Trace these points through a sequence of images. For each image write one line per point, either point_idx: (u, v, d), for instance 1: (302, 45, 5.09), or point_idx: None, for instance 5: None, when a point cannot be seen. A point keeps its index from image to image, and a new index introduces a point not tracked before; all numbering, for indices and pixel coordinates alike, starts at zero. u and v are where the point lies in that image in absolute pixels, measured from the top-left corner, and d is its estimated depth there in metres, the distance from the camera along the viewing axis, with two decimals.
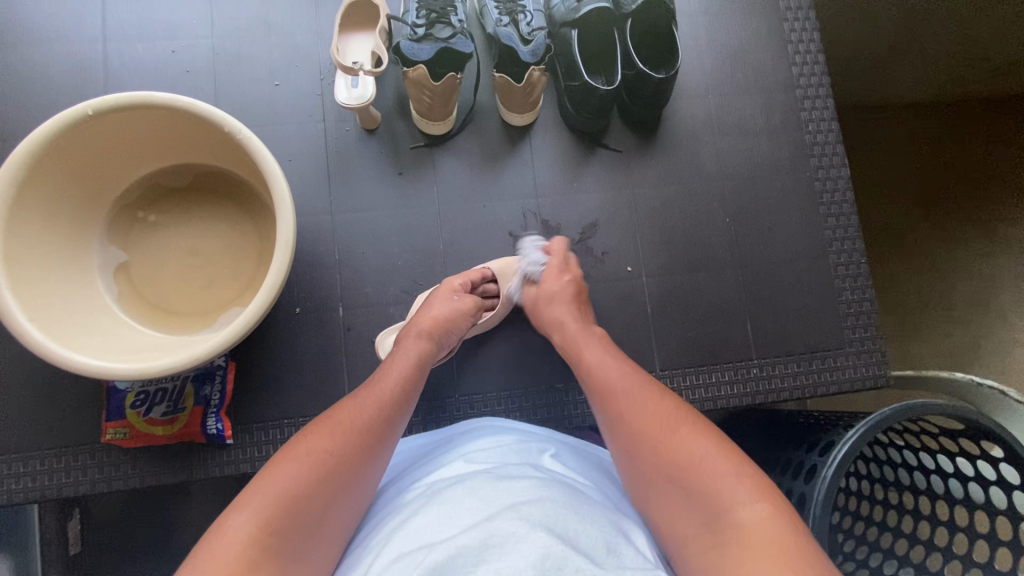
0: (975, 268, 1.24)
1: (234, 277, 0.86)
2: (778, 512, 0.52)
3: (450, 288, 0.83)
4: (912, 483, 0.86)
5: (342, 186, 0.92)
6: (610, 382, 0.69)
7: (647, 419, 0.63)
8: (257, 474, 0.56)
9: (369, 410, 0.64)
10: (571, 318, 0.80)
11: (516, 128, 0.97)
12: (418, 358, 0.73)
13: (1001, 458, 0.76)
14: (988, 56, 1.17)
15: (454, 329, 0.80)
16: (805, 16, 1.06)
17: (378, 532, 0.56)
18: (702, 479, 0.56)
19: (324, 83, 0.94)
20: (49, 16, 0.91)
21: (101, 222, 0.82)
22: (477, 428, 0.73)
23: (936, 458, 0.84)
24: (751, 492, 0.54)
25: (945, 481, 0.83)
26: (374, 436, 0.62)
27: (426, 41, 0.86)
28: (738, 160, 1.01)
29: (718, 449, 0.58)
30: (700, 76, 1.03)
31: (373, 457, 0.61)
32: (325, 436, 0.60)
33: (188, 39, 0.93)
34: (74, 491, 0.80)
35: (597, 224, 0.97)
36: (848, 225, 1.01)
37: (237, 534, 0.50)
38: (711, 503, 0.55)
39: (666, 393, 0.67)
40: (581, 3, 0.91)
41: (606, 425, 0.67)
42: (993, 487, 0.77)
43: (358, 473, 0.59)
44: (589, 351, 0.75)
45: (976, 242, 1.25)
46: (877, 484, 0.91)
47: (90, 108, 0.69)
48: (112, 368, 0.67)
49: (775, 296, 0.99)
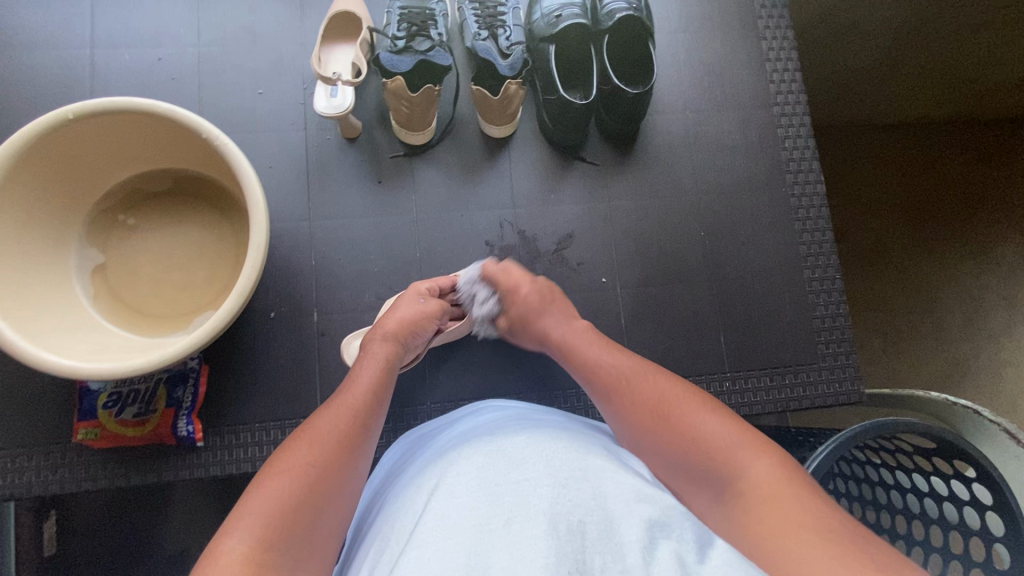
0: (954, 286, 1.25)
1: (211, 281, 0.88)
2: (782, 467, 0.54)
3: (417, 292, 0.84)
4: (890, 502, 0.86)
5: (321, 192, 0.94)
6: (605, 370, 0.69)
7: (648, 399, 0.63)
8: (243, 495, 0.53)
9: (344, 418, 0.62)
10: (555, 316, 0.79)
11: (495, 140, 0.98)
12: (385, 361, 0.73)
13: (973, 479, 0.76)
14: (969, 76, 1.19)
15: (420, 332, 0.80)
16: (783, 35, 1.07)
17: (383, 515, 0.56)
18: (707, 448, 0.57)
19: (306, 92, 0.96)
20: (39, 23, 0.93)
21: (80, 224, 0.84)
22: (465, 415, 0.72)
23: (911, 477, 0.83)
24: (753, 452, 0.55)
25: (921, 501, 0.82)
26: (353, 442, 0.60)
27: (406, 53, 0.88)
28: (715, 175, 1.03)
29: (718, 419, 0.59)
30: (679, 92, 1.04)
31: (356, 460, 0.60)
32: (307, 446, 0.58)
33: (174, 47, 0.95)
34: (44, 490, 0.81)
35: (573, 235, 0.98)
36: (823, 241, 1.02)
37: (231, 557, 0.46)
38: (719, 469, 0.55)
39: (659, 371, 0.68)
40: (559, 19, 0.93)
41: (607, 411, 0.66)
42: (967, 508, 0.77)
43: (343, 479, 0.57)
44: (580, 342, 0.75)
45: (956, 259, 1.26)
46: (856, 502, 0.91)
47: (71, 112, 0.71)
48: (83, 368, 0.68)
49: (749, 311, 1.00)
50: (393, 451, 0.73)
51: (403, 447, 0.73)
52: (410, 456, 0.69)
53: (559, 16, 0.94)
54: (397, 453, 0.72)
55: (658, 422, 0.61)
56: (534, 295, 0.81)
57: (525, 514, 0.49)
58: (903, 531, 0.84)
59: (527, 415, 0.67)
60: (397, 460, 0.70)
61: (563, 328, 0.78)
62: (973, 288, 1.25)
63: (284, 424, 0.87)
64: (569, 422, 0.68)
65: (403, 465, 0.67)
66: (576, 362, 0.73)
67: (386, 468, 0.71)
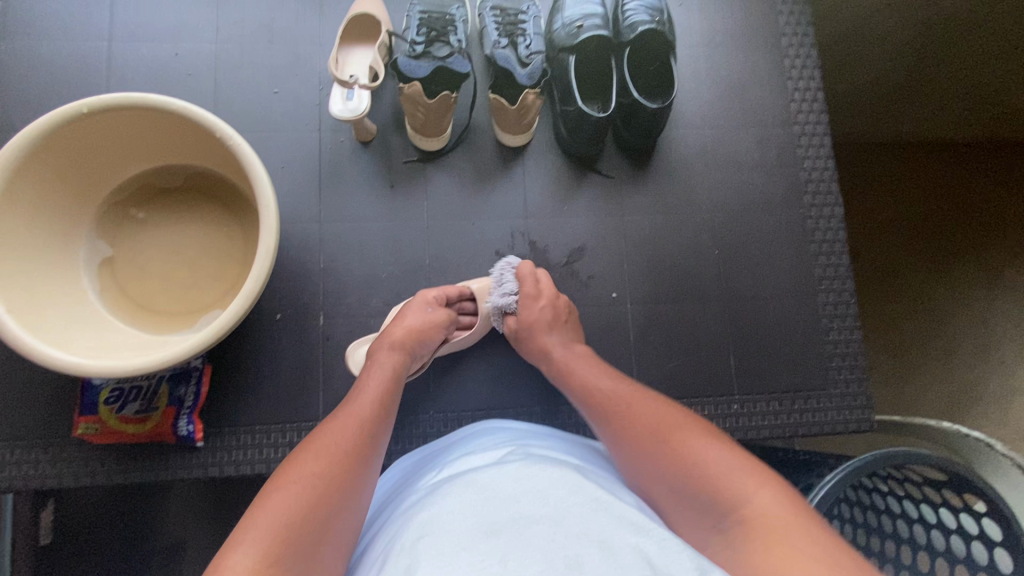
0: (973, 314, 1.22)
1: (219, 280, 0.87)
2: (783, 497, 0.52)
3: (424, 299, 0.83)
4: (895, 532, 0.85)
5: (333, 195, 0.93)
6: (606, 396, 0.69)
7: (648, 425, 0.62)
8: (249, 510, 0.51)
9: (350, 429, 0.61)
10: (557, 342, 0.79)
11: (511, 148, 0.97)
12: (393, 371, 0.72)
13: (982, 512, 0.74)
14: (1000, 101, 1.16)
15: (428, 341, 0.79)
16: (807, 53, 1.06)
17: (383, 538, 0.55)
18: (710, 475, 0.55)
19: (322, 93, 0.95)
20: (59, 13, 0.93)
21: (90, 218, 0.83)
22: (468, 435, 0.72)
23: (919, 508, 0.82)
24: (755, 482, 0.54)
25: (928, 533, 0.81)
26: (360, 454, 0.59)
27: (424, 58, 0.87)
28: (731, 193, 1.01)
29: (718, 447, 0.58)
30: (698, 107, 1.03)
31: (363, 473, 0.58)
32: (314, 459, 0.56)
33: (192, 43, 0.94)
34: (42, 484, 0.81)
35: (585, 248, 0.96)
36: (839, 264, 1.00)
37: (237, 571, 0.45)
38: (721, 496, 0.54)
39: (659, 398, 0.67)
40: (580, 30, 0.92)
41: (608, 439, 0.65)
42: (975, 542, 0.75)
43: (351, 492, 0.56)
44: (582, 369, 0.74)
45: (977, 287, 1.24)
46: (861, 529, 0.89)
47: (85, 107, 0.70)
48: (87, 365, 0.67)
49: (760, 332, 0.98)
50: (390, 474, 0.73)
51: (403, 470, 0.72)
52: (409, 480, 0.68)
53: (580, 26, 0.93)
54: (395, 477, 0.71)
55: (657, 452, 0.60)
56: (548, 310, 0.82)
57: (522, 549, 0.47)
58: (909, 562, 0.82)
59: (528, 441, 0.66)
60: (395, 486, 0.69)
61: (565, 355, 0.77)
62: (995, 315, 1.21)
63: (285, 427, 0.86)
64: (572, 452, 0.66)
65: (402, 489, 0.67)
66: (578, 388, 0.72)
67: (385, 491, 0.70)
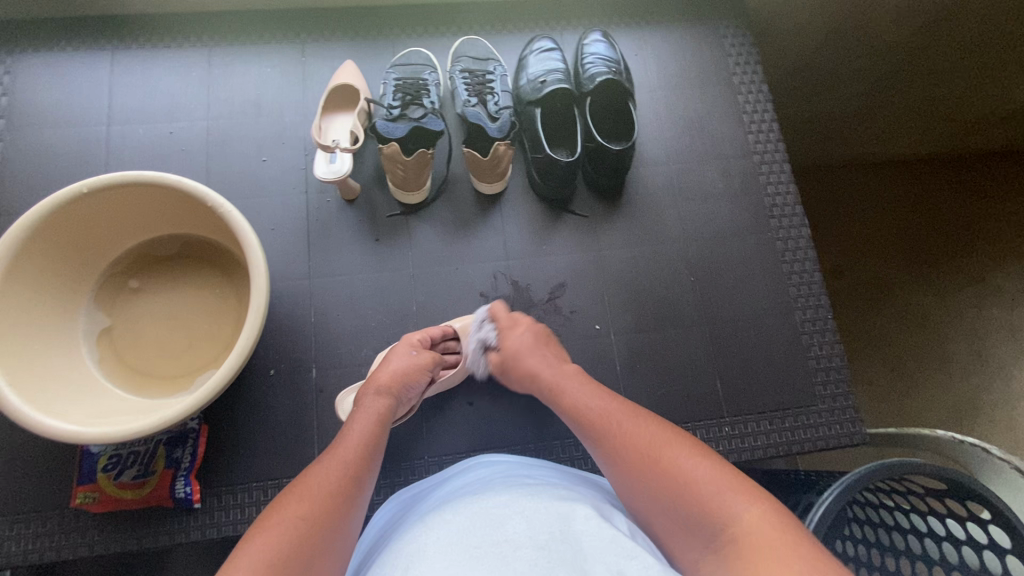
0: (969, 321, 1.26)
1: (212, 341, 0.90)
2: (774, 513, 0.52)
3: (408, 342, 0.86)
4: (908, 548, 0.81)
5: (322, 252, 0.98)
6: (592, 415, 0.68)
7: (635, 443, 0.62)
8: (233, 551, 0.52)
9: (332, 470, 0.62)
10: (547, 360, 0.79)
11: (488, 196, 1.03)
12: (376, 414, 0.73)
13: (989, 519, 0.75)
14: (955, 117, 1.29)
15: (412, 384, 0.81)
16: (757, 89, 1.14)
17: (372, 571, 0.55)
18: (697, 493, 0.55)
19: (308, 158, 1.02)
20: (61, 103, 1.00)
21: (89, 290, 0.87)
22: (458, 471, 0.72)
23: (928, 521, 0.81)
24: (740, 498, 0.53)
25: (939, 546, 0.79)
26: (345, 497, 0.60)
27: (401, 121, 0.93)
28: (699, 224, 1.06)
29: (701, 463, 0.58)
30: (662, 144, 1.10)
31: (346, 515, 0.59)
32: (297, 502, 0.57)
33: (185, 121, 1.01)
34: (39, 558, 0.80)
35: (566, 284, 1.00)
36: (811, 282, 1.04)
37: None
38: (708, 517, 0.53)
39: (646, 415, 0.66)
40: (544, 84, 1.00)
41: (599, 456, 0.65)
42: (986, 552, 0.75)
43: (335, 535, 0.56)
44: (566, 387, 0.73)
45: (968, 295, 1.28)
46: (874, 549, 0.84)
47: (85, 186, 0.76)
48: (84, 433, 0.68)
49: (742, 353, 1.00)
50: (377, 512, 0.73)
51: (392, 505, 0.72)
52: (400, 515, 0.68)
53: (544, 81, 1.01)
54: (386, 512, 0.72)
55: (647, 472, 0.59)
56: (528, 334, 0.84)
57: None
58: None
59: (516, 472, 0.67)
60: (386, 521, 0.69)
61: (553, 372, 0.77)
62: (989, 323, 1.25)
63: (282, 482, 0.87)
64: (558, 477, 0.68)
65: (393, 525, 0.67)
66: (566, 406, 0.71)
67: (378, 526, 0.70)
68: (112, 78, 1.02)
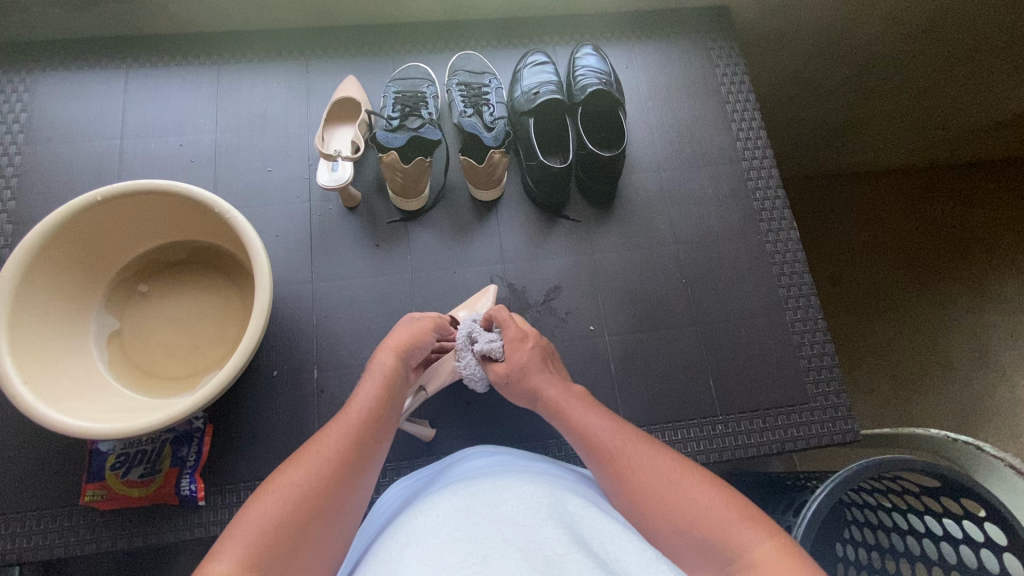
0: (964, 324, 1.27)
1: (218, 343, 0.93)
2: (787, 544, 0.52)
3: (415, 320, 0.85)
4: (907, 549, 0.83)
5: (324, 258, 1.01)
6: (606, 441, 0.69)
7: (651, 472, 0.63)
8: (243, 507, 0.54)
9: (336, 436, 0.63)
10: (553, 386, 0.79)
11: (484, 203, 1.06)
12: (386, 375, 0.74)
13: (983, 517, 0.74)
14: (946, 127, 1.34)
15: (420, 347, 0.81)
16: (745, 99, 1.18)
17: (370, 551, 0.57)
18: (711, 524, 0.56)
19: (311, 168, 1.06)
20: (79, 119, 1.05)
21: (101, 295, 0.91)
22: (458, 461, 0.74)
23: (924, 521, 0.81)
24: (754, 529, 0.54)
25: (938, 546, 0.79)
26: (346, 461, 0.61)
27: (401, 131, 0.98)
28: (691, 228, 1.09)
29: (719, 496, 0.59)
30: (653, 152, 1.14)
31: (349, 478, 0.60)
32: (304, 463, 0.59)
33: (195, 134, 1.06)
34: (48, 555, 0.82)
35: (560, 287, 1.03)
36: (801, 283, 1.07)
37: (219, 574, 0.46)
38: (722, 545, 0.54)
39: (661, 448, 0.68)
40: (537, 95, 1.04)
41: (611, 481, 0.65)
42: (984, 551, 0.74)
43: (337, 498, 0.58)
44: (580, 413, 0.74)
45: (962, 299, 1.30)
46: (874, 552, 0.86)
47: (99, 195, 0.81)
48: (94, 429, 0.71)
49: (734, 352, 1.02)
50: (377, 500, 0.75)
51: (390, 491, 0.75)
52: (397, 500, 0.71)
53: (537, 92, 1.05)
54: (384, 497, 0.74)
55: (660, 497, 0.60)
56: (532, 353, 0.82)
57: (503, 550, 0.49)
58: None
59: (513, 462, 0.70)
60: (383, 507, 0.71)
61: (561, 398, 0.77)
62: (983, 326, 1.27)
63: None
64: (554, 470, 0.71)
65: (390, 510, 0.69)
66: (577, 430, 0.72)
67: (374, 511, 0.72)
68: (127, 94, 1.08)
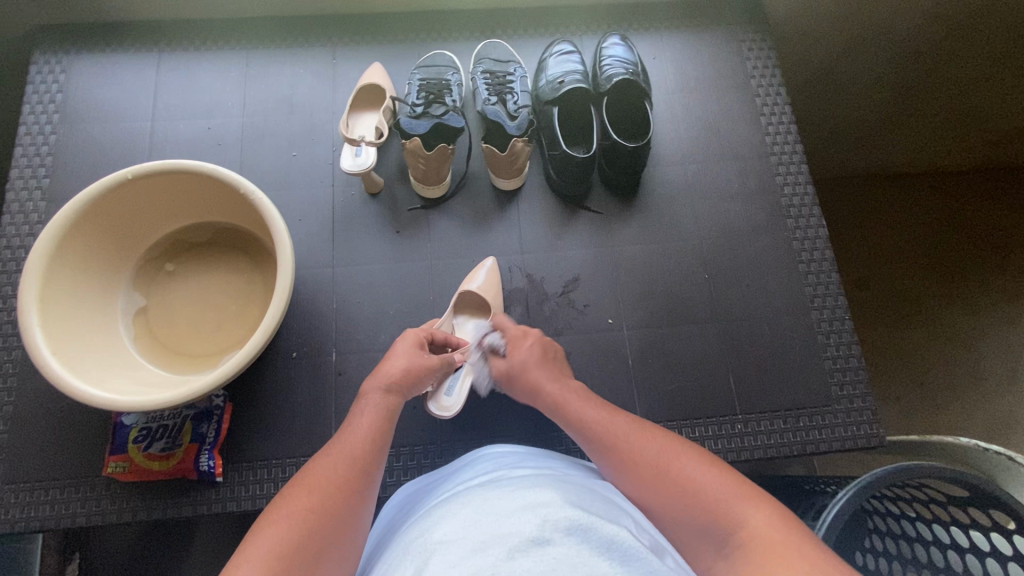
0: (1000, 334, 1.22)
1: (240, 323, 0.94)
2: (784, 516, 0.52)
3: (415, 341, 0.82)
4: (930, 561, 0.79)
5: (345, 242, 1.02)
6: (598, 430, 0.68)
7: (643, 454, 0.63)
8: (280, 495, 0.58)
9: (363, 431, 0.67)
10: (548, 377, 0.78)
11: (505, 192, 1.06)
12: (386, 414, 0.71)
13: (1013, 530, 0.71)
14: (988, 126, 1.26)
15: (420, 385, 0.79)
16: (775, 92, 1.15)
17: (383, 562, 0.55)
18: (707, 501, 0.56)
19: (335, 153, 1.07)
20: (112, 101, 1.08)
21: (128, 272, 0.93)
22: (460, 465, 0.74)
23: (950, 531, 0.78)
24: (748, 502, 0.54)
25: (962, 558, 0.76)
26: (371, 455, 0.65)
27: (424, 117, 0.98)
28: (715, 223, 1.07)
29: (713, 472, 0.58)
30: (679, 144, 1.12)
31: (374, 472, 0.64)
32: (335, 458, 0.63)
33: (223, 118, 1.08)
34: (71, 523, 0.85)
35: (579, 278, 1.02)
36: (828, 282, 1.04)
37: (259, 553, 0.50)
38: (719, 523, 0.54)
39: (651, 428, 0.67)
40: (562, 84, 1.03)
41: (606, 469, 0.65)
42: (1011, 564, 0.71)
43: (365, 490, 0.62)
44: (573, 403, 0.73)
45: (998, 308, 1.25)
46: (895, 563, 0.81)
47: (130, 173, 0.82)
48: (119, 401, 0.73)
49: (756, 351, 1.00)
50: (392, 504, 0.75)
51: (406, 494, 0.74)
52: (413, 503, 0.70)
53: (562, 81, 1.04)
54: (400, 501, 0.74)
55: (654, 479, 0.60)
56: (537, 347, 0.83)
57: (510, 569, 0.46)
58: None
59: (521, 463, 0.68)
60: (399, 512, 0.71)
61: (557, 390, 0.76)
62: (1019, 337, 1.22)
63: (298, 460, 0.90)
64: (565, 469, 0.69)
65: (405, 515, 0.69)
66: (569, 418, 0.72)
67: (389, 517, 0.72)
68: (158, 78, 1.10)
